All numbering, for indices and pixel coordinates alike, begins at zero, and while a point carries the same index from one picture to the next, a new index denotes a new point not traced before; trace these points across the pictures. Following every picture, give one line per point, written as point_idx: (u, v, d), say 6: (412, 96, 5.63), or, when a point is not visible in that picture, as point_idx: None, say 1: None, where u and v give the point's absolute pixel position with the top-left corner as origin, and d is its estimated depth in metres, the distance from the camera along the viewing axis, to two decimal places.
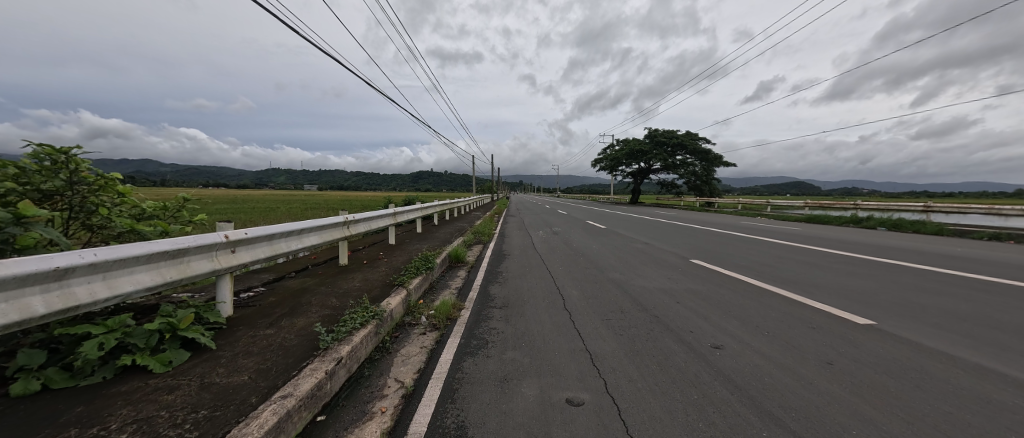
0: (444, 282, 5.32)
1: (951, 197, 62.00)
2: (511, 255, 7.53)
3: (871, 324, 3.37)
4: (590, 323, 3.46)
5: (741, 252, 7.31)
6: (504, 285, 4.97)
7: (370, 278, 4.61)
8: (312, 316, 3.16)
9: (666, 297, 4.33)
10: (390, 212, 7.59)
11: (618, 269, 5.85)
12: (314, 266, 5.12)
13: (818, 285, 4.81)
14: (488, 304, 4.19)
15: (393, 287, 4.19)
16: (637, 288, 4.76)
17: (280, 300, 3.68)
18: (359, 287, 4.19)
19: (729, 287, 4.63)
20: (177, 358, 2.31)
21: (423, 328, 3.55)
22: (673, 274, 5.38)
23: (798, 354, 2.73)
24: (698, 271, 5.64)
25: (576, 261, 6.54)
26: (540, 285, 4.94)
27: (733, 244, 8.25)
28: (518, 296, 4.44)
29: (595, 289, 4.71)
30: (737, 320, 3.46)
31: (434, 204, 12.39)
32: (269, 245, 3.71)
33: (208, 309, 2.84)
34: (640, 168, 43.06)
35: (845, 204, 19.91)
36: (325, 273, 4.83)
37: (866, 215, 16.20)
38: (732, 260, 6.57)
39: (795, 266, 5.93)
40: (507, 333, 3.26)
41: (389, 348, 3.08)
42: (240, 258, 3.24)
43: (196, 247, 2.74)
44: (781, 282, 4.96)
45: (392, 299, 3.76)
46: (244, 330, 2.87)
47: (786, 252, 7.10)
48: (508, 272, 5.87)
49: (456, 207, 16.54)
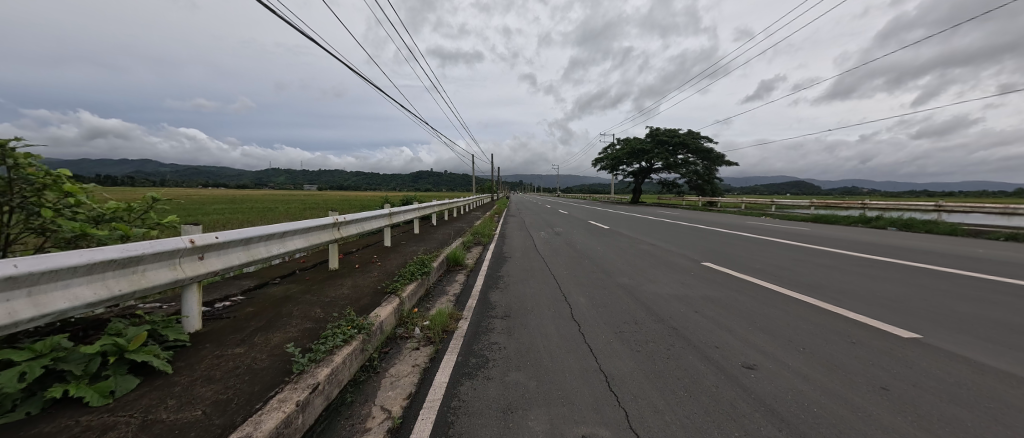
0: (441, 288, 4.97)
1: (955, 196, 61.55)
2: (512, 258, 7.18)
3: (917, 338, 3.02)
4: (601, 337, 3.10)
5: (754, 254, 6.95)
6: (505, 292, 4.61)
7: (361, 284, 4.27)
8: (289, 331, 2.80)
9: (682, 305, 3.96)
10: (386, 213, 7.25)
11: (626, 273, 5.49)
12: (301, 271, 4.77)
13: (845, 292, 4.45)
14: (488, 313, 3.83)
15: (385, 295, 3.84)
16: (649, 294, 4.40)
17: (258, 311, 3.33)
18: (347, 295, 3.84)
19: (749, 294, 4.29)
20: (122, 387, 1.95)
21: (416, 343, 3.20)
22: (686, 279, 5.03)
23: (845, 377, 2.37)
24: (712, 275, 5.29)
25: (581, 265, 6.18)
26: (544, 291, 4.58)
27: (745, 246, 7.90)
28: (521, 304, 4.08)
29: (603, 296, 4.36)
30: (766, 333, 3.10)
31: (433, 204, 12.04)
32: (246, 250, 3.34)
33: (168, 325, 2.48)
34: (641, 167, 42.72)
35: (852, 204, 19.55)
36: (312, 279, 4.48)
37: (875, 215, 15.86)
38: (746, 263, 6.22)
39: (815, 270, 5.57)
40: (510, 349, 2.91)
41: (376, 368, 2.71)
42: (209, 266, 2.87)
43: (153, 254, 2.38)
44: (804, 288, 4.60)
45: (382, 309, 3.40)
46: (209, 348, 2.51)
47: (802, 254, 6.74)
48: (510, 276, 5.53)
49: (455, 206, 16.23)
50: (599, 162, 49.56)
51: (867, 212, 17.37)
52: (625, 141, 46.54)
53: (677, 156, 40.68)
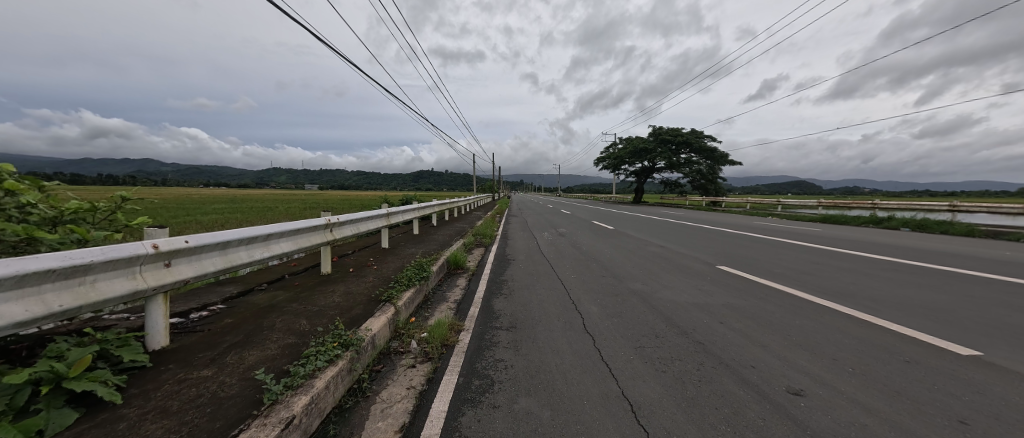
0: (441, 294, 4.63)
1: (960, 195, 61.00)
2: (516, 260, 6.84)
3: (978, 356, 2.69)
4: (620, 354, 2.76)
5: (770, 257, 6.60)
6: (510, 299, 4.27)
7: (354, 290, 3.94)
8: (268, 349, 2.47)
9: (704, 315, 3.61)
10: (383, 213, 6.92)
11: (639, 278, 5.14)
12: (291, 276, 4.44)
13: (879, 301, 4.10)
14: (492, 323, 3.49)
15: (379, 304, 3.50)
16: (667, 301, 4.07)
17: (237, 322, 3.00)
18: (338, 303, 3.51)
19: (776, 302, 3.94)
20: (56, 423, 1.59)
21: (412, 358, 2.86)
22: (703, 285, 4.69)
23: (912, 408, 2.03)
24: (730, 280, 4.95)
25: (590, 268, 5.82)
26: (552, 298, 4.24)
27: (759, 248, 7.56)
28: (528, 313, 3.74)
29: (617, 304, 4.01)
30: (805, 350, 2.76)
31: (433, 204, 11.72)
32: (223, 254, 2.99)
33: (124, 344, 2.15)
34: (644, 166, 42.29)
35: (861, 204, 19.14)
36: (301, 285, 4.16)
37: (887, 216, 15.45)
38: (763, 267, 5.87)
39: (841, 275, 5.22)
40: (518, 369, 2.57)
41: (366, 391, 2.37)
42: (178, 274, 2.53)
43: (105, 262, 2.04)
44: (834, 296, 4.26)
45: (376, 321, 3.07)
46: (174, 370, 2.18)
47: (822, 258, 6.38)
48: (514, 281, 5.19)
49: (455, 206, 15.89)
50: (601, 161, 49.13)
51: (877, 212, 17.01)
52: (627, 140, 46.12)
53: (680, 155, 40.23)
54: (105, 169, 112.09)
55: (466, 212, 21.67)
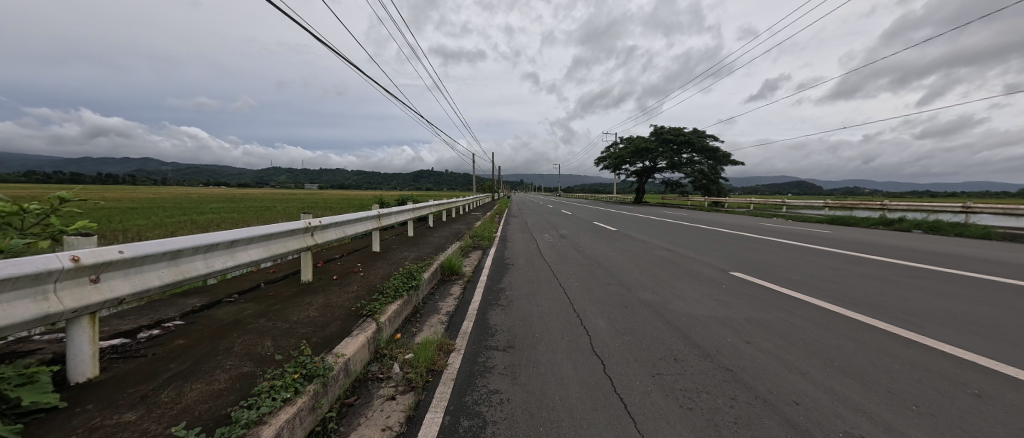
0: (433, 305, 4.22)
1: (964, 196, 60.54)
2: (515, 264, 6.44)
3: None
4: (636, 384, 2.33)
5: (786, 262, 6.20)
6: (508, 311, 3.85)
7: (333, 302, 3.53)
8: (215, 382, 2.06)
9: (727, 331, 3.20)
10: (374, 214, 6.52)
11: (648, 286, 4.72)
12: (266, 286, 4.02)
13: (918, 315, 3.68)
14: (487, 342, 3.07)
15: (360, 320, 3.09)
16: (682, 314, 3.66)
17: (191, 344, 2.59)
18: (313, 318, 3.10)
19: (806, 317, 3.52)
20: None
21: (392, 387, 2.44)
22: (720, 295, 4.28)
23: None
24: (748, 289, 4.55)
25: (594, 275, 5.40)
26: (554, 311, 3.82)
27: (772, 252, 7.15)
28: (527, 329, 3.34)
29: (627, 318, 3.59)
30: (853, 380, 2.34)
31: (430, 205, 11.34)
32: (173, 266, 2.57)
33: (29, 381, 1.73)
34: (645, 166, 41.83)
35: (871, 204, 18.68)
36: (276, 296, 3.74)
37: (898, 217, 15.01)
38: (780, 274, 5.44)
39: (867, 284, 4.80)
40: (516, 404, 2.15)
41: (331, 435, 1.94)
42: (109, 291, 2.11)
43: (5, 281, 1.61)
44: (866, 309, 3.86)
45: (351, 343, 2.65)
46: (91, 412, 1.77)
47: (842, 263, 5.96)
48: (513, 289, 4.78)
49: (454, 207, 15.46)
50: (602, 161, 48.75)
51: (887, 213, 16.55)
52: (628, 140, 45.70)
53: (682, 155, 39.76)
54: (104, 168, 111.68)
55: (465, 212, 21.23)
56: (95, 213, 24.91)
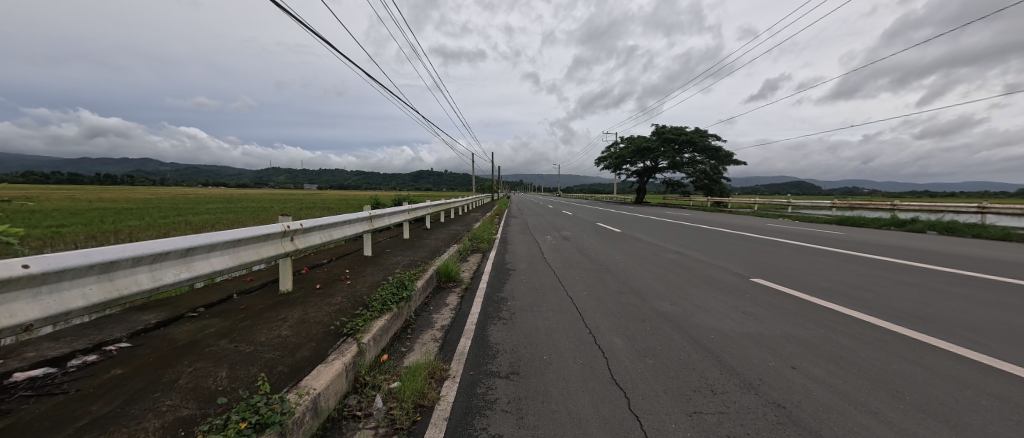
0: (426, 318, 3.77)
1: (967, 196, 60.06)
2: (516, 270, 5.99)
3: None
4: (672, 429, 1.88)
5: (808, 267, 5.76)
6: (510, 326, 3.41)
7: (311, 318, 3.09)
8: (139, 434, 1.59)
9: (766, 353, 2.76)
10: (365, 216, 6.09)
11: (664, 295, 4.29)
12: (238, 298, 3.58)
13: (976, 330, 3.25)
14: (486, 368, 2.62)
15: (338, 341, 2.64)
16: (708, 330, 3.23)
17: (128, 376, 2.13)
18: (283, 339, 2.65)
19: (852, 335, 3.09)
20: None
21: (371, 430, 1.96)
22: (747, 306, 3.84)
23: None
24: (775, 299, 4.11)
25: (603, 283, 4.96)
26: (562, 327, 3.38)
27: (790, 255, 6.72)
28: (533, 350, 2.88)
29: (645, 335, 3.15)
30: (940, 423, 1.89)
31: (428, 205, 10.90)
32: (105, 281, 2.08)
33: None
34: (646, 166, 41.42)
35: (880, 204, 18.28)
36: (248, 309, 3.29)
37: (910, 218, 14.59)
38: (806, 281, 5.01)
39: (905, 292, 4.37)
40: None
41: None
42: (7, 318, 1.62)
43: None
44: (914, 323, 3.42)
45: (323, 373, 2.19)
46: None
47: (870, 269, 5.54)
48: (515, 298, 4.34)
49: (452, 207, 15.02)
50: (602, 161, 48.40)
51: (897, 214, 16.09)
52: (629, 139, 45.35)
53: (683, 154, 39.35)
54: (103, 169, 111.16)
55: (464, 213, 20.77)
56: (89, 214, 24.45)
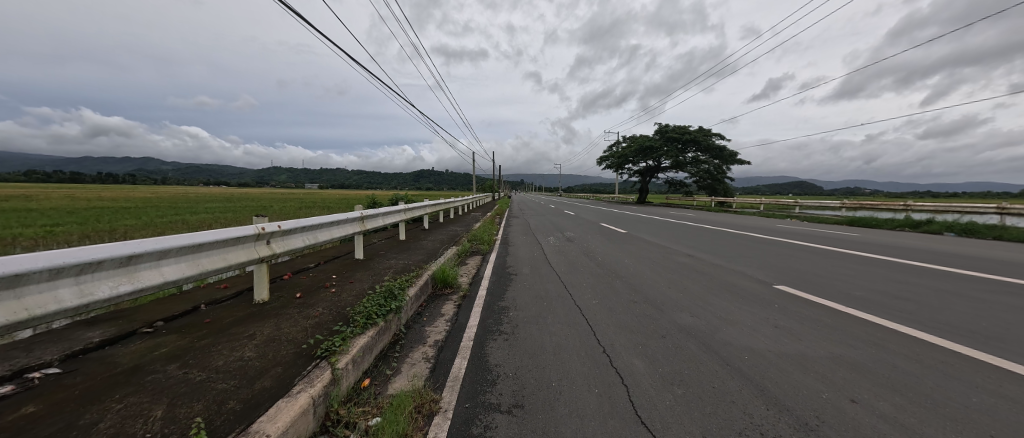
0: (418, 332, 3.36)
1: (973, 196, 59.31)
2: (518, 275, 5.56)
3: None
4: None
5: (834, 273, 5.33)
6: (513, 344, 3.00)
7: (283, 335, 2.68)
8: None
9: (815, 380, 2.34)
10: (356, 216, 5.67)
11: (683, 306, 3.87)
12: (205, 310, 3.18)
13: None
14: (484, 399, 2.21)
15: (308, 366, 2.22)
16: (741, 350, 2.81)
17: (41, 416, 1.71)
18: (244, 364, 2.24)
19: (909, 357, 2.67)
20: None
21: None
22: (778, 319, 3.42)
23: None
24: (807, 310, 3.69)
25: (614, 290, 4.54)
26: (572, 344, 2.97)
27: (811, 259, 6.30)
28: (540, 376, 2.45)
29: (668, 355, 2.73)
30: None
31: (426, 204, 10.50)
32: (7, 298, 1.64)
33: None
34: (649, 165, 40.87)
35: (891, 204, 17.80)
36: (213, 323, 2.90)
37: (925, 219, 14.12)
38: (837, 290, 4.58)
39: (950, 303, 3.94)
40: None
41: None
42: None
43: None
44: (974, 341, 2.99)
45: (284, 411, 1.77)
46: None
47: (902, 275, 5.11)
48: (517, 308, 3.93)
49: (452, 206, 14.57)
50: (604, 160, 47.94)
51: (910, 214, 15.60)
52: (631, 138, 44.82)
53: (687, 154, 38.85)
54: (104, 168, 111.15)
55: (465, 212, 20.36)
56: (85, 213, 24.02)
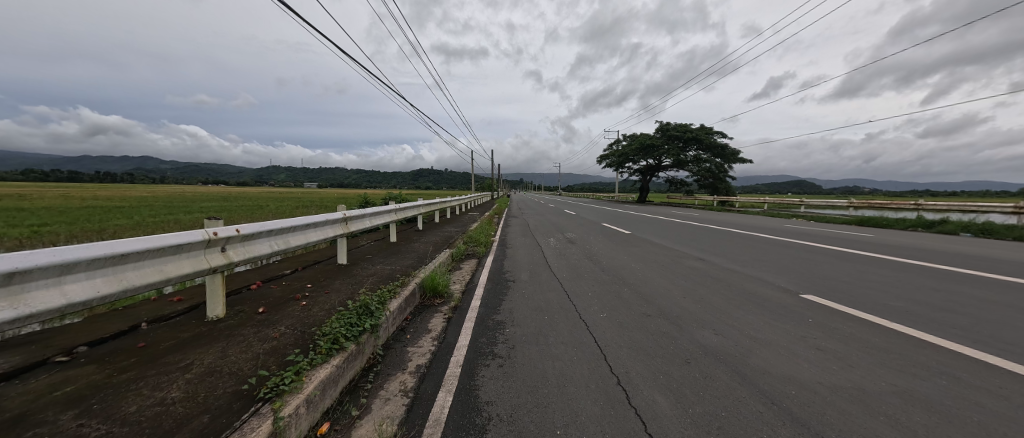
0: (398, 354, 2.88)
1: (977, 195, 58.73)
2: (516, 282, 5.06)
3: None
4: None
5: (864, 281, 4.84)
6: (508, 373, 2.51)
7: (227, 365, 2.19)
8: None
9: (889, 428, 1.84)
10: (338, 217, 5.16)
11: (703, 321, 3.39)
12: (145, 330, 2.69)
13: None
14: None
15: (244, 415, 1.72)
16: (782, 381, 2.32)
17: None
18: (161, 412, 1.75)
19: (992, 392, 2.17)
20: None
21: None
22: (818, 340, 2.92)
23: None
24: (847, 327, 3.21)
25: (623, 301, 4.06)
26: (578, 372, 2.48)
27: (833, 263, 5.82)
28: (541, 420, 1.95)
29: (698, 390, 2.23)
30: None
31: (420, 204, 10.01)
32: None
33: None
34: (650, 164, 40.40)
35: (901, 203, 17.27)
36: (147, 349, 2.40)
37: (939, 219, 13.61)
38: (872, 300, 4.09)
39: (1006, 317, 3.46)
40: None
41: None
42: None
43: None
44: None
45: None
46: None
47: (940, 283, 4.62)
48: (514, 324, 3.44)
49: (449, 206, 14.10)
50: (605, 159, 47.48)
51: (922, 214, 15.06)
52: (632, 137, 44.40)
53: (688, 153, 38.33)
54: (102, 167, 110.47)
55: (463, 213, 19.84)
56: (77, 213, 23.54)
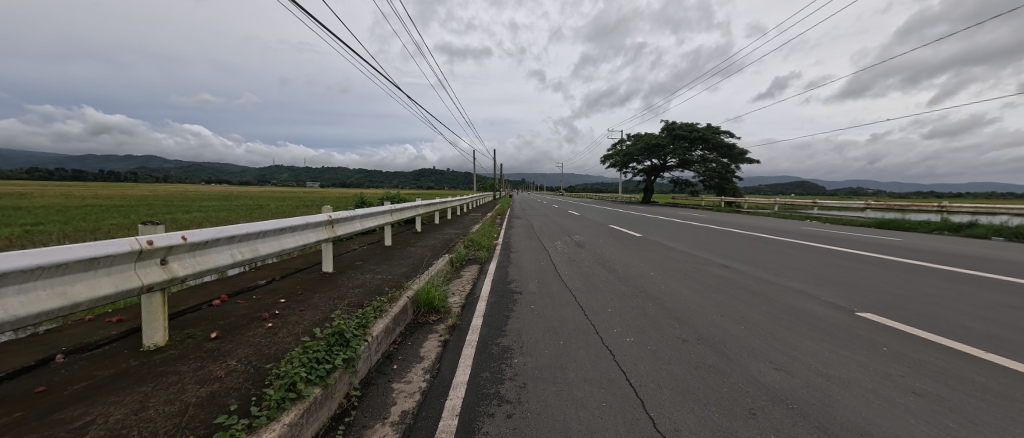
0: (380, 395, 2.28)
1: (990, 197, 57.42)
2: (523, 294, 4.46)
3: None
4: None
5: (924, 295, 4.20)
6: (520, 428, 1.90)
7: (136, 426, 1.59)
8: None
9: None
10: (322, 219, 4.55)
11: (753, 349, 2.79)
12: (60, 365, 2.12)
13: None
14: None
15: None
16: None
17: None
18: None
19: None
20: None
21: None
22: (914, 382, 2.29)
23: None
24: (938, 360, 2.58)
25: (650, 320, 3.46)
26: (612, 428, 1.87)
27: (879, 273, 5.18)
28: None
29: None
30: None
31: (418, 205, 9.41)
32: None
33: None
34: (655, 164, 39.66)
35: (922, 205, 16.53)
36: (46, 396, 1.82)
37: (966, 222, 12.91)
38: (943, 320, 3.47)
39: None
40: None
41: None
42: None
43: None
44: None
45: None
46: None
47: (1012, 298, 4.00)
48: (524, 352, 2.83)
49: (449, 206, 13.47)
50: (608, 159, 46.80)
51: (946, 217, 14.32)
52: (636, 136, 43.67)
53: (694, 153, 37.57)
54: (106, 166, 110.32)
55: (464, 214, 19.25)
56: (72, 212, 22.82)
